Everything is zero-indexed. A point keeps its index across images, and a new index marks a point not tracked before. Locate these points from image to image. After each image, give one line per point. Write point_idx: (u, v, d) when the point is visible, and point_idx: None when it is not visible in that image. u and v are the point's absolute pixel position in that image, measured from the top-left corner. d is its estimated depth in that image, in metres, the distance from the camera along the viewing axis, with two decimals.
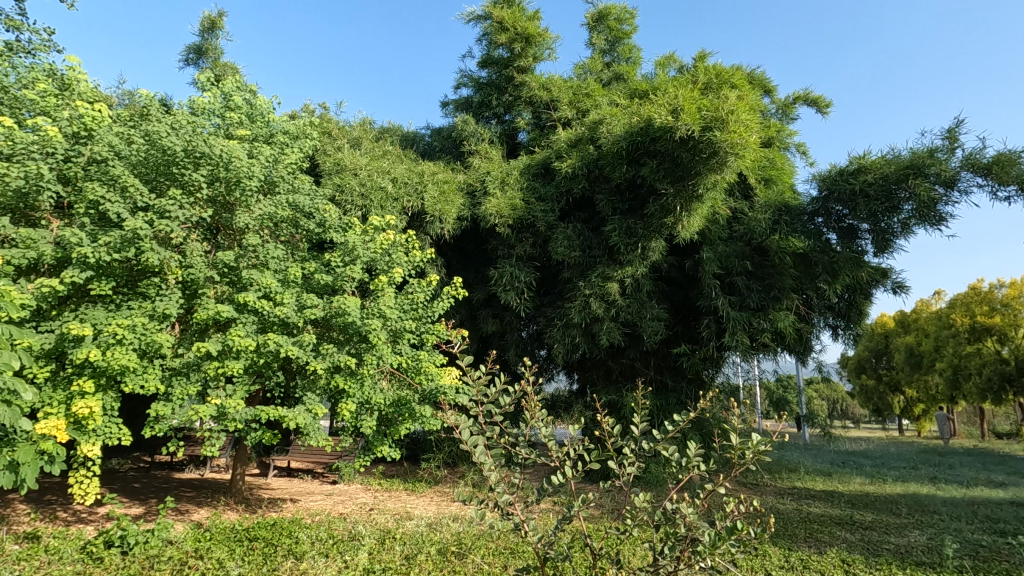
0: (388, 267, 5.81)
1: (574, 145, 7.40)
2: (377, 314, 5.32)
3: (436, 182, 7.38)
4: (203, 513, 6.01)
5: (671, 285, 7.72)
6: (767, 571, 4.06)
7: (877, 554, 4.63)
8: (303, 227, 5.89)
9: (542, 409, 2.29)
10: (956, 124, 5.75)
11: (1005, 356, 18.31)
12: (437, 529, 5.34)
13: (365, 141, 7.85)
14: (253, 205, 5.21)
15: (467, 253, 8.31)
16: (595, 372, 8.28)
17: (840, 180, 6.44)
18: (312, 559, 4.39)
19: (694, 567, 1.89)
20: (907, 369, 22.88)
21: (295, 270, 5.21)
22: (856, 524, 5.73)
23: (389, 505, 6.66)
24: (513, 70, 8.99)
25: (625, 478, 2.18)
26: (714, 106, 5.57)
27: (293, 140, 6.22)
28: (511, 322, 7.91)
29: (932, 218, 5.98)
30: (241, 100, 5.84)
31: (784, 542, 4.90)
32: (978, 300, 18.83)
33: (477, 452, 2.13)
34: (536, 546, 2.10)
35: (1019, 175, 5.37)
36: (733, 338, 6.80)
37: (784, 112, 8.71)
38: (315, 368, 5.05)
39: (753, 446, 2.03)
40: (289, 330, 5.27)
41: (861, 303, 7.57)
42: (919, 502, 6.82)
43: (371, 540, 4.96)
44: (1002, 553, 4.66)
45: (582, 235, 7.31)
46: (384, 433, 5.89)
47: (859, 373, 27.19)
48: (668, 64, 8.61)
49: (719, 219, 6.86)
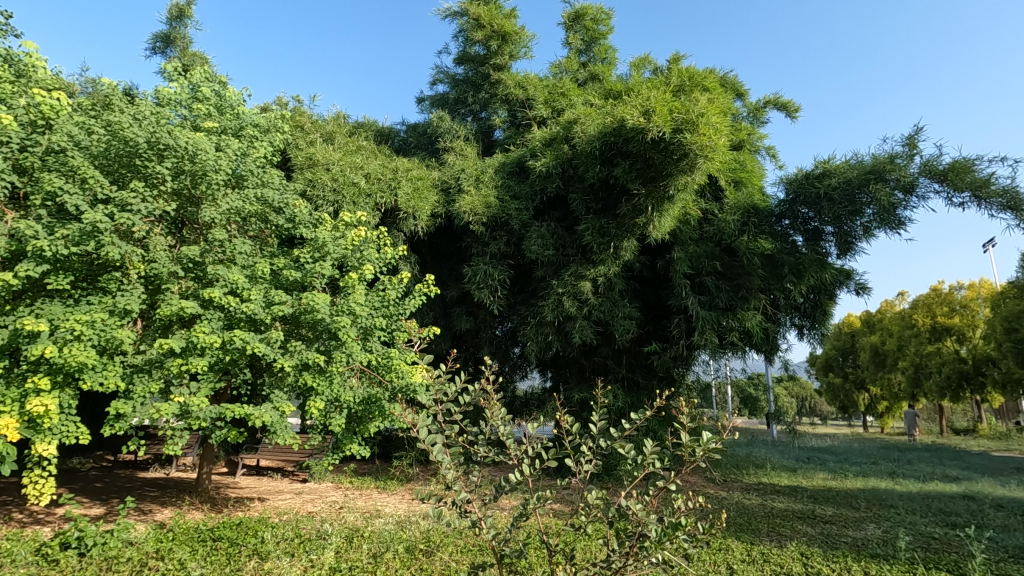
0: (359, 264, 5.76)
1: (549, 144, 7.43)
2: (347, 311, 5.27)
3: (410, 178, 7.33)
4: (166, 513, 5.88)
5: (642, 285, 7.83)
6: (728, 564, 4.17)
7: (835, 547, 4.78)
8: (273, 222, 5.79)
9: (502, 408, 2.31)
10: (916, 131, 5.93)
11: (963, 355, 19.03)
12: (406, 527, 5.33)
13: (339, 136, 7.74)
14: (220, 198, 5.11)
15: (441, 250, 8.30)
16: (568, 370, 8.33)
17: (806, 184, 6.63)
18: (277, 559, 4.33)
19: (643, 562, 1.94)
20: (871, 368, 23.59)
21: (263, 265, 5.12)
22: (817, 518, 5.90)
23: (360, 503, 6.63)
24: (489, 68, 8.98)
25: (582, 475, 2.20)
26: (685, 108, 5.65)
27: (264, 133, 6.09)
28: (485, 319, 7.91)
29: (892, 222, 6.17)
30: (210, 91, 5.70)
31: (746, 537, 5.03)
32: (939, 300, 19.73)
33: (436, 451, 2.15)
34: (491, 543, 2.12)
35: (973, 182, 5.58)
36: (702, 337, 6.90)
37: (755, 115, 8.88)
38: (283, 366, 4.99)
39: (704, 444, 2.07)
40: (257, 327, 5.18)
41: (825, 304, 7.79)
42: (878, 496, 7.05)
43: (339, 539, 4.92)
44: (952, 545, 4.86)
45: (556, 234, 7.34)
46: (354, 431, 5.85)
47: (827, 371, 27.98)
48: (643, 65, 8.70)
49: (691, 220, 6.95)
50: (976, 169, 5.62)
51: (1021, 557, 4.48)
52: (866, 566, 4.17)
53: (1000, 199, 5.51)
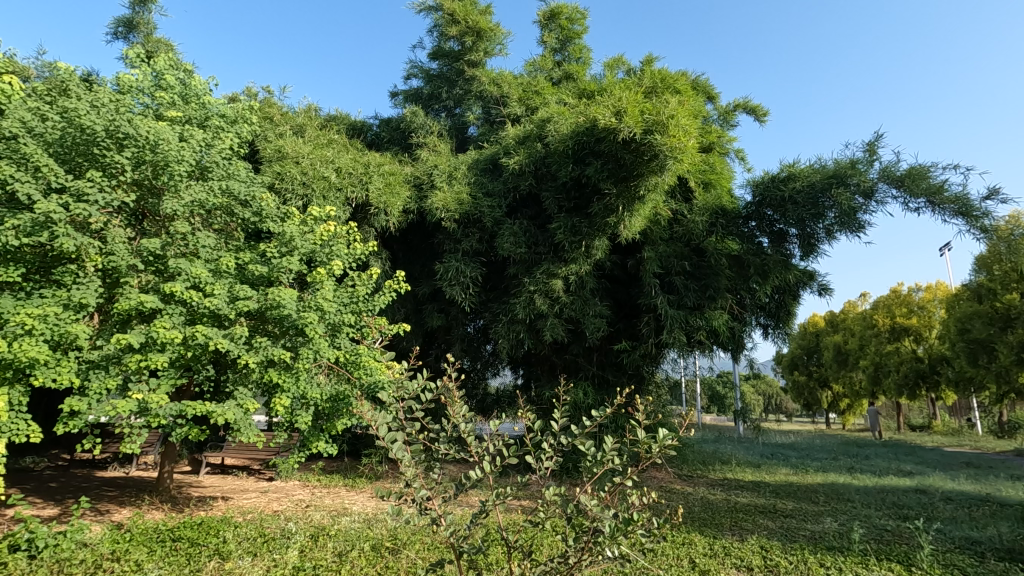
0: (328, 259, 5.66)
1: (522, 142, 7.46)
2: (314, 307, 5.18)
3: (382, 173, 7.24)
4: (124, 513, 5.71)
5: (613, 284, 7.91)
6: (690, 558, 4.26)
7: (794, 540, 4.92)
8: (238, 215, 5.65)
9: (465, 406, 2.31)
10: (876, 138, 6.13)
11: (919, 354, 19.78)
12: (373, 525, 5.29)
13: (310, 128, 7.59)
14: (182, 189, 4.95)
15: (413, 247, 8.25)
16: (539, 368, 8.36)
17: (771, 187, 6.85)
18: (239, 559, 4.25)
19: (598, 556, 1.98)
20: (834, 367, 24.33)
21: (227, 259, 5.00)
22: (777, 512, 6.06)
23: (327, 501, 6.54)
24: (464, 64, 8.95)
25: (542, 472, 2.23)
26: (656, 110, 5.73)
27: (231, 124, 5.91)
28: (457, 316, 7.88)
29: (852, 226, 6.37)
30: (174, 80, 5.52)
31: (709, 531, 5.13)
32: (898, 301, 20.53)
33: (395, 448, 2.14)
34: (450, 540, 2.13)
35: (928, 188, 5.79)
36: (670, 336, 7.01)
37: (725, 118, 9.05)
38: (247, 363, 4.88)
39: (660, 441, 2.11)
40: (221, 322, 5.07)
41: (789, 304, 8.01)
42: (836, 490, 7.30)
43: (303, 538, 4.84)
44: (903, 537, 5.05)
45: (528, 232, 7.37)
46: (321, 429, 5.78)
47: (792, 369, 28.79)
48: (616, 66, 8.77)
49: (661, 220, 7.05)
50: (931, 175, 5.83)
51: (966, 548, 4.68)
52: (822, 558, 4.31)
53: (953, 205, 5.73)
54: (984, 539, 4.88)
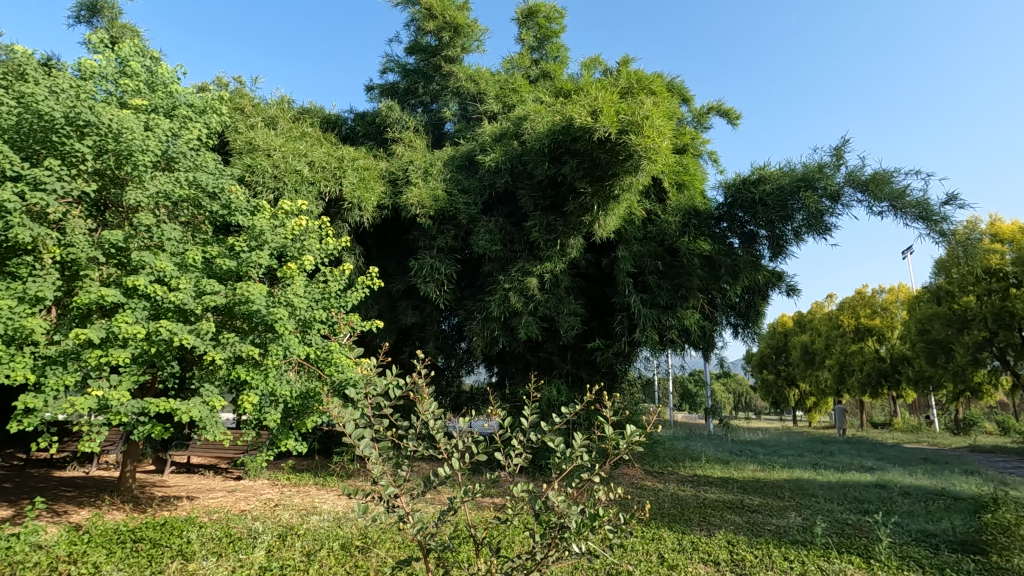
0: (298, 254, 5.56)
1: (498, 140, 7.47)
2: (284, 302, 5.08)
3: (356, 168, 7.13)
4: (83, 514, 5.53)
5: (588, 282, 7.97)
6: (659, 553, 4.32)
7: (759, 535, 5.03)
8: (206, 208, 5.48)
9: (435, 403, 2.29)
10: (843, 143, 6.29)
11: (882, 354, 20.44)
12: (342, 524, 5.22)
13: (282, 121, 7.43)
14: (147, 180, 4.79)
15: (387, 243, 8.17)
16: (514, 365, 8.37)
17: (742, 189, 7.00)
18: (203, 560, 4.14)
19: (564, 552, 1.99)
20: (802, 365, 24.98)
21: (193, 252, 4.84)
22: (744, 508, 6.20)
23: (296, 500, 6.43)
24: (441, 59, 8.88)
25: (511, 469, 2.23)
26: (631, 110, 5.78)
27: (200, 115, 5.75)
28: (431, 313, 7.83)
29: (819, 228, 6.54)
30: (140, 67, 5.33)
31: (678, 527, 5.22)
32: (863, 302, 21.02)
33: (363, 445, 2.11)
34: (417, 538, 2.11)
35: (891, 193, 5.96)
36: (643, 334, 7.09)
37: (699, 121, 9.19)
38: (213, 359, 4.76)
39: (627, 437, 2.13)
40: (187, 317, 4.93)
41: (758, 304, 8.18)
42: (801, 486, 7.50)
43: (270, 538, 4.75)
44: (863, 530, 5.21)
45: (504, 230, 7.36)
46: (290, 427, 5.68)
47: (762, 368, 29.50)
48: (593, 66, 8.81)
49: (635, 220, 7.12)
50: (894, 180, 6.01)
51: (922, 540, 4.86)
52: (786, 552, 4.41)
53: (914, 210, 5.91)
54: (938, 532, 5.07)
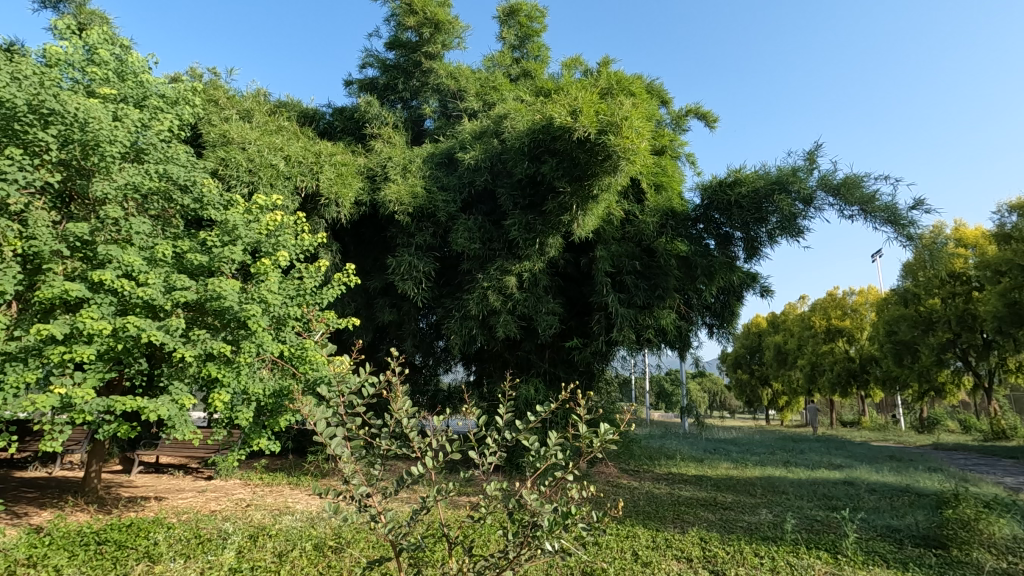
0: (273, 250, 5.46)
1: (478, 137, 7.46)
2: (258, 299, 4.98)
3: (334, 163, 7.02)
4: (44, 516, 5.35)
5: (566, 281, 8.00)
6: (633, 551, 4.35)
7: (731, 532, 5.11)
8: (177, 201, 5.30)
9: (410, 402, 2.27)
10: (816, 147, 6.41)
11: (852, 354, 20.96)
12: (316, 524, 5.14)
13: (258, 114, 7.29)
14: (115, 171, 4.65)
15: (365, 240, 8.09)
16: (492, 364, 8.35)
17: (718, 191, 7.10)
18: (170, 563, 4.04)
19: (536, 551, 1.99)
20: (775, 365, 25.48)
21: (163, 246, 4.71)
22: (717, 505, 6.29)
23: (268, 501, 6.32)
24: (421, 56, 8.79)
25: (485, 467, 2.22)
26: (610, 111, 5.81)
27: (172, 106, 5.60)
28: (409, 311, 7.77)
29: (792, 230, 6.67)
30: (108, 55, 5.16)
31: (653, 524, 5.27)
32: (834, 304, 21.49)
33: (334, 444, 2.08)
34: (389, 537, 2.09)
35: (861, 198, 6.11)
36: (620, 333, 7.14)
37: (678, 123, 9.29)
38: (183, 356, 4.64)
39: (601, 436, 2.14)
40: (156, 313, 4.80)
41: (733, 304, 8.32)
42: (772, 483, 7.65)
43: (241, 539, 4.66)
44: (832, 526, 5.34)
45: (483, 228, 7.34)
46: (263, 425, 5.57)
47: (736, 367, 30.04)
48: (574, 66, 8.85)
49: (614, 220, 7.16)
50: (864, 185, 6.16)
51: (887, 535, 5.00)
52: (756, 548, 4.49)
53: (883, 214, 6.06)
54: (903, 527, 5.21)
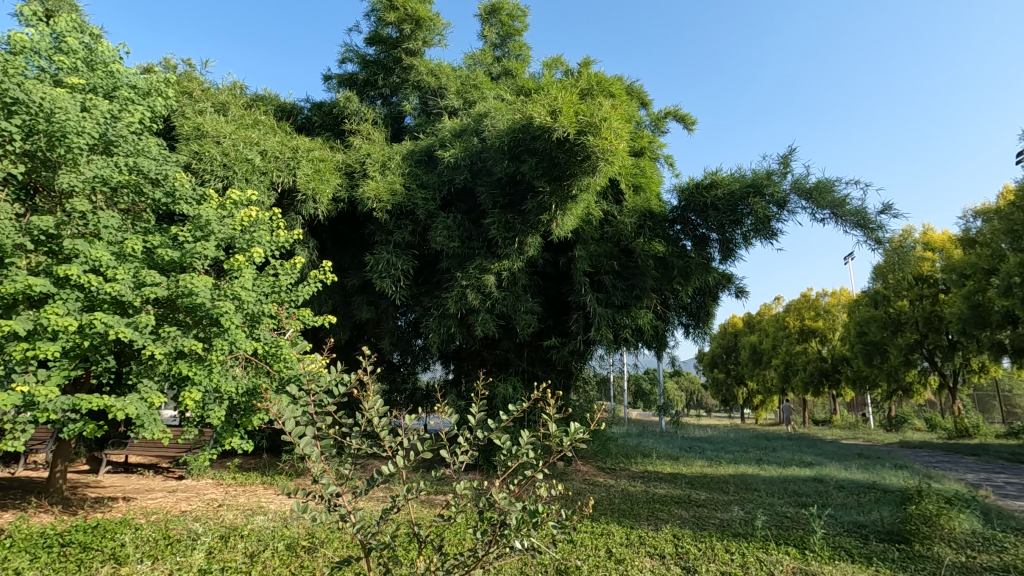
0: (248, 246, 5.36)
1: (458, 136, 7.45)
2: (231, 296, 4.89)
3: (311, 158, 6.91)
4: (5, 518, 5.19)
5: (545, 280, 8.02)
6: (608, 548, 4.40)
7: (704, 528, 5.20)
8: (148, 195, 5.09)
9: (381, 402, 2.25)
10: (790, 151, 6.54)
11: (824, 354, 21.46)
12: (289, 524, 5.07)
13: (233, 107, 7.15)
14: (82, 164, 4.53)
15: (343, 237, 8.01)
16: (470, 363, 8.33)
17: (695, 193, 7.20)
18: (137, 564, 3.96)
19: (505, 549, 2.00)
20: (750, 365, 25.95)
21: (133, 241, 4.58)
22: (691, 502, 6.39)
23: (241, 501, 6.22)
24: (401, 52, 8.71)
25: (456, 466, 2.22)
26: (590, 112, 5.85)
27: (143, 97, 5.45)
28: (387, 309, 7.71)
29: (766, 232, 6.80)
30: (77, 43, 4.99)
31: (627, 522, 5.32)
32: (807, 305, 22.03)
33: (303, 443, 2.06)
34: (358, 538, 2.08)
35: (832, 202, 6.25)
36: (598, 333, 7.19)
37: (657, 125, 9.38)
38: (152, 354, 4.53)
39: (571, 434, 2.16)
40: (125, 310, 4.68)
41: (709, 305, 8.44)
42: (744, 480, 7.80)
43: (211, 539, 4.59)
44: (801, 522, 5.46)
45: (462, 226, 7.32)
46: (235, 424, 5.47)
47: (713, 366, 30.57)
48: (554, 66, 8.87)
49: (593, 220, 7.19)
50: (835, 190, 6.30)
51: (853, 531, 5.13)
52: (727, 544, 4.58)
53: (853, 218, 6.21)
54: (868, 523, 5.36)
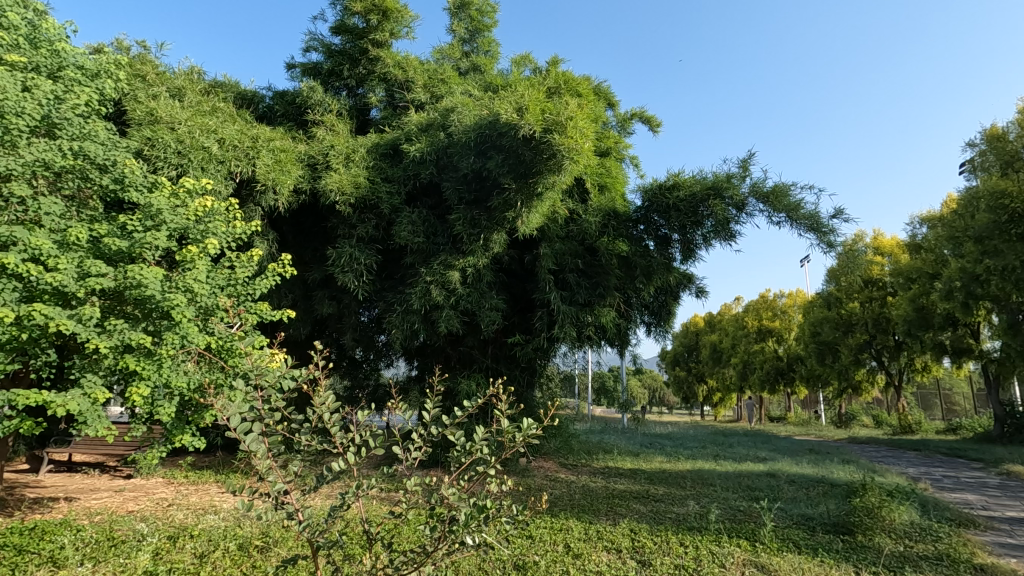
0: (202, 237, 5.16)
1: (424, 130, 7.33)
2: (183, 288, 4.70)
3: (272, 148, 6.70)
4: None
5: (510, 277, 8.01)
6: (566, 543, 4.43)
7: (660, 522, 5.31)
8: (94, 180, 4.83)
9: (334, 399, 2.21)
10: (749, 156, 6.71)
11: (780, 353, 22.23)
12: (242, 523, 4.94)
13: (190, 93, 6.88)
14: (22, 146, 4.29)
15: (304, 230, 7.83)
16: (434, 359, 8.27)
17: (659, 194, 7.33)
18: (77, 567, 3.79)
19: (453, 544, 2.01)
20: (710, 364, 26.65)
21: (76, 230, 4.36)
22: (649, 497, 6.52)
23: (193, 500, 6.01)
24: (368, 43, 8.53)
25: (409, 462, 2.21)
26: (556, 111, 5.88)
27: (92, 79, 5.18)
28: (349, 304, 7.58)
29: (725, 234, 6.99)
30: (18, 19, 4.69)
31: (586, 517, 5.38)
32: (765, 306, 22.86)
33: (249, 440, 2.01)
34: (305, 536, 2.04)
35: (788, 205, 6.45)
36: (561, 330, 7.23)
37: (623, 125, 9.50)
38: (96, 348, 4.33)
39: (523, 430, 2.18)
40: (68, 301, 4.47)
41: (670, 304, 8.61)
42: (701, 476, 8.00)
43: (159, 539, 4.44)
44: (752, 516, 5.63)
45: (427, 222, 7.26)
46: (187, 421, 5.29)
47: (674, 364, 31.30)
48: (523, 64, 8.87)
49: (558, 218, 7.21)
50: (791, 194, 6.50)
51: (802, 523, 5.32)
52: (682, 538, 4.69)
53: (807, 221, 6.42)
54: (816, 515, 5.56)
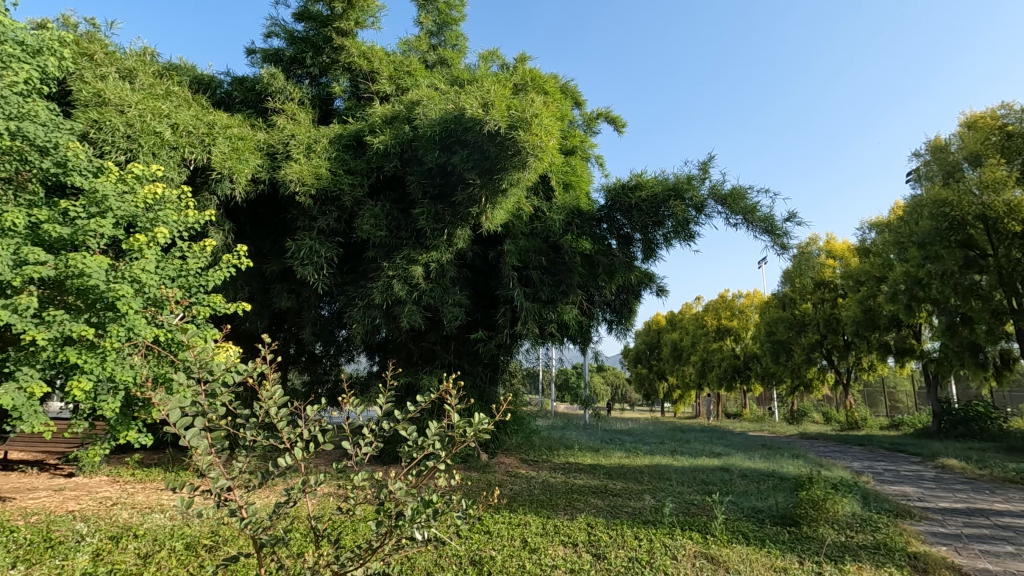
0: (151, 225, 4.95)
1: (389, 122, 7.19)
2: (129, 278, 4.50)
3: (228, 135, 6.46)
4: None
5: (474, 274, 7.99)
6: (523, 538, 4.45)
7: (617, 516, 5.40)
8: (34, 163, 4.60)
9: (282, 394, 2.15)
10: (709, 158, 6.86)
11: (737, 352, 22.90)
12: (190, 522, 4.78)
13: (142, 74, 6.58)
14: None
15: (262, 221, 7.62)
16: (395, 354, 8.17)
17: (622, 194, 7.45)
18: (8, 569, 3.60)
19: (400, 540, 2.00)
20: (671, 361, 27.23)
21: (12, 215, 4.14)
22: (606, 492, 6.62)
23: (139, 499, 5.78)
24: (332, 31, 8.33)
25: (359, 458, 2.18)
26: (521, 107, 5.91)
27: (33, 56, 4.88)
28: (308, 298, 7.42)
29: (685, 234, 7.14)
30: None
31: (544, 512, 5.43)
32: (724, 305, 23.51)
33: (190, 437, 1.94)
34: (248, 534, 1.97)
35: (745, 208, 6.63)
36: (524, 327, 7.25)
37: (589, 124, 9.58)
38: (33, 339, 4.10)
39: (474, 425, 2.18)
40: (3, 289, 4.23)
41: (631, 302, 8.73)
42: (658, 471, 8.17)
43: (100, 539, 4.26)
44: (705, 509, 5.79)
45: (390, 215, 7.17)
46: (133, 416, 5.09)
47: (637, 362, 31.91)
48: (491, 59, 8.85)
49: (523, 215, 7.22)
50: (748, 197, 6.68)
51: (752, 516, 5.50)
52: (637, 531, 4.78)
53: (762, 224, 6.62)
54: (765, 508, 5.76)
